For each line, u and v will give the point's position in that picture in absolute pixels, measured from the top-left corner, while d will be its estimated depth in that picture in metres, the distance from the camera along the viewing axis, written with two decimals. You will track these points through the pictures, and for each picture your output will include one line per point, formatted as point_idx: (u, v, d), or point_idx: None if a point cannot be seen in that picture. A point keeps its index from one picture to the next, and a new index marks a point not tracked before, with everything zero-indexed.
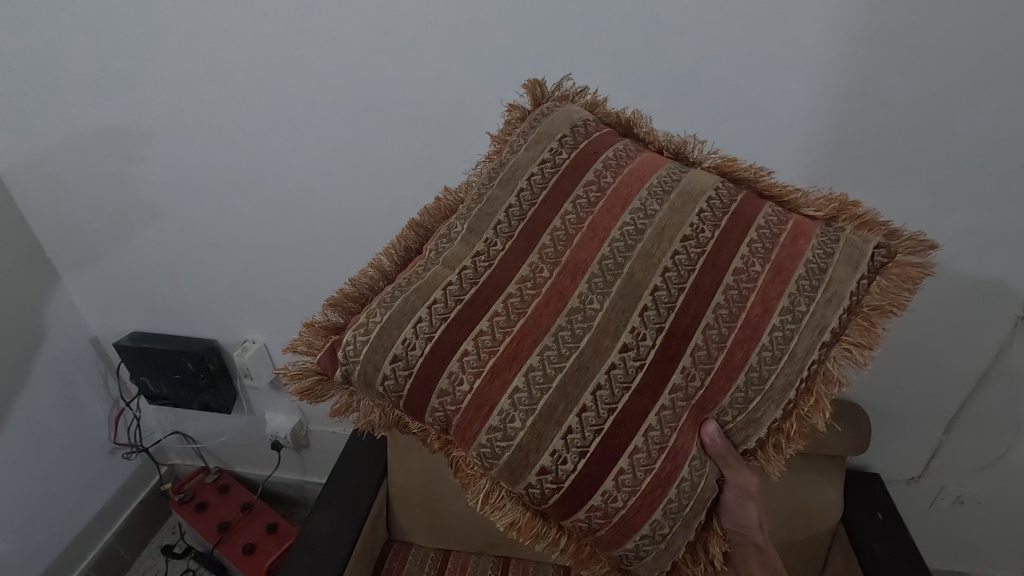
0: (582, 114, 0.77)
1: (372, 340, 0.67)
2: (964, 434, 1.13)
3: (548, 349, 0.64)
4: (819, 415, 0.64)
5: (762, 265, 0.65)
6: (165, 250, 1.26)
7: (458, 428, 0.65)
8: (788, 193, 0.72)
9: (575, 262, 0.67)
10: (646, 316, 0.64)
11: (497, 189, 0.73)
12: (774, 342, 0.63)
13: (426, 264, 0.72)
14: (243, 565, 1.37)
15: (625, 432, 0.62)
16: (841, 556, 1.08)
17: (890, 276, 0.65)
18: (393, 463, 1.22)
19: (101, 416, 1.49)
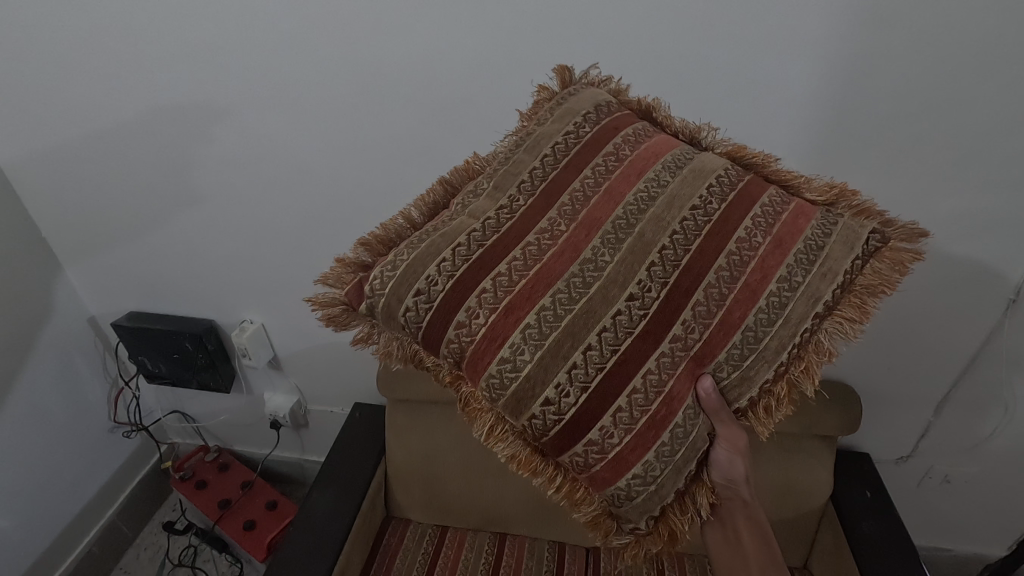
0: (604, 96, 0.77)
1: (397, 275, 0.68)
2: (954, 413, 1.15)
3: (559, 293, 0.65)
4: (808, 381, 0.65)
5: (764, 237, 0.65)
6: (163, 232, 1.25)
7: (469, 351, 0.66)
8: (792, 177, 0.72)
9: (591, 220, 0.67)
10: (652, 271, 0.65)
11: (522, 154, 0.73)
12: (771, 306, 0.64)
13: (452, 215, 0.72)
14: (243, 542, 1.40)
15: (626, 372, 0.64)
16: (830, 532, 1.11)
17: (879, 260, 0.65)
18: (390, 441, 1.23)
19: (100, 395, 1.50)
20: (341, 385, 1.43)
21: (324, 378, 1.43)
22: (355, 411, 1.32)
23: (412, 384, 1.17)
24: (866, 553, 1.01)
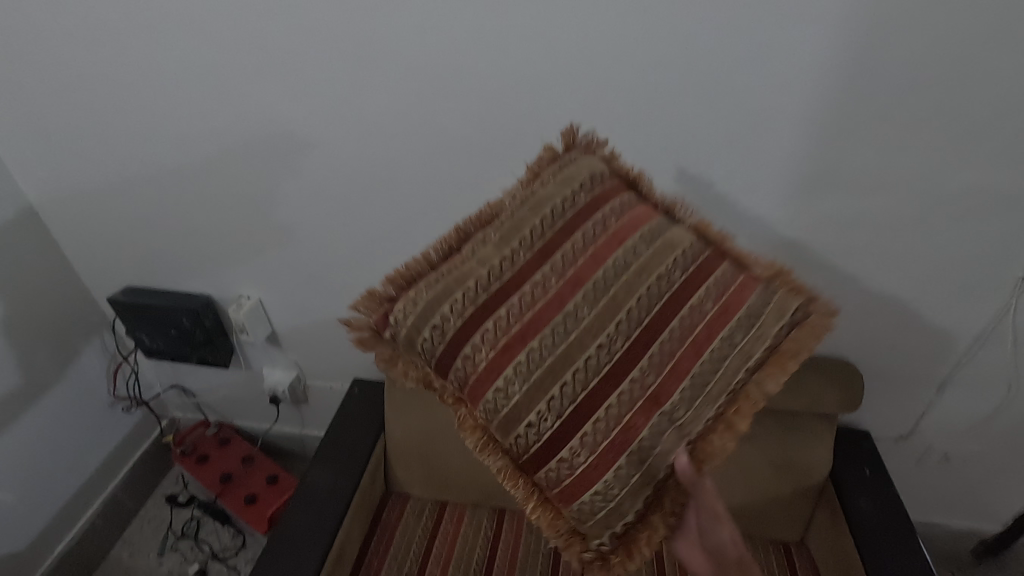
0: (601, 166, 0.79)
1: (415, 312, 0.70)
2: (957, 393, 1.14)
3: (547, 338, 0.66)
4: (741, 423, 0.64)
5: (711, 305, 0.67)
6: (156, 206, 1.23)
7: (467, 377, 0.67)
8: (739, 254, 0.73)
9: (580, 275, 0.69)
10: (620, 322, 0.66)
11: (525, 212, 0.74)
12: (714, 358, 0.65)
13: (462, 260, 0.73)
14: (245, 515, 1.42)
15: (597, 405, 0.64)
16: (828, 510, 1.11)
17: (803, 333, 0.67)
18: (389, 418, 1.22)
19: (97, 370, 1.49)
20: (340, 360, 1.42)
21: (323, 353, 1.42)
22: (355, 387, 1.32)
23: None
24: (862, 531, 1.01)
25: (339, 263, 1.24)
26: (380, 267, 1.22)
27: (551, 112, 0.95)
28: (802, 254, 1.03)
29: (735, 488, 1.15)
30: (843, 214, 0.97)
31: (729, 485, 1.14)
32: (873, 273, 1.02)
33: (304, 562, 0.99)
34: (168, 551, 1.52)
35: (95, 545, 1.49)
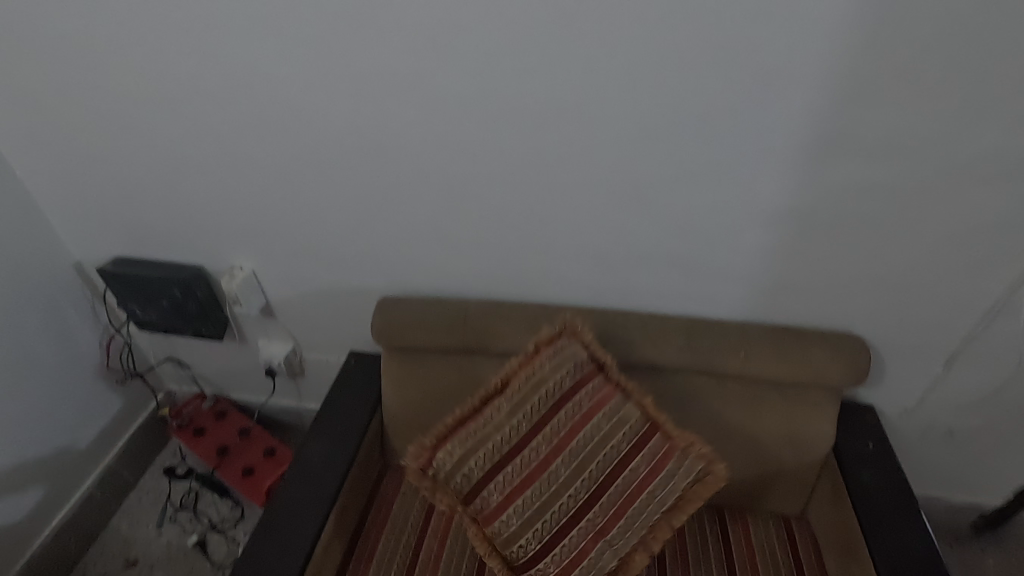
0: (581, 356, 1.06)
1: (449, 462, 1.00)
2: (966, 366, 1.12)
3: (538, 488, 0.97)
4: (657, 540, 0.96)
5: (643, 462, 0.99)
6: (144, 172, 1.19)
7: (485, 508, 0.98)
8: (677, 435, 1.01)
9: (561, 445, 0.99)
10: (584, 468, 0.98)
11: (526, 386, 1.03)
12: (643, 484, 0.97)
13: (478, 428, 1.02)
14: (243, 487, 1.42)
15: (567, 531, 0.96)
16: (829, 484, 1.09)
17: (701, 487, 0.98)
18: (386, 390, 1.20)
19: (90, 341, 1.47)
20: (335, 331, 1.40)
21: (318, 325, 1.39)
22: (351, 360, 1.30)
23: (407, 333, 1.14)
24: (865, 505, 1.00)
25: (332, 232, 1.20)
26: (375, 235, 1.19)
27: (554, 74, 0.93)
28: (813, 220, 1.00)
29: (736, 463, 1.13)
30: (856, 180, 0.95)
31: (730, 460, 1.13)
32: (885, 243, 1.00)
33: (300, 534, 0.98)
34: (167, 523, 1.52)
35: (93, 517, 1.49)
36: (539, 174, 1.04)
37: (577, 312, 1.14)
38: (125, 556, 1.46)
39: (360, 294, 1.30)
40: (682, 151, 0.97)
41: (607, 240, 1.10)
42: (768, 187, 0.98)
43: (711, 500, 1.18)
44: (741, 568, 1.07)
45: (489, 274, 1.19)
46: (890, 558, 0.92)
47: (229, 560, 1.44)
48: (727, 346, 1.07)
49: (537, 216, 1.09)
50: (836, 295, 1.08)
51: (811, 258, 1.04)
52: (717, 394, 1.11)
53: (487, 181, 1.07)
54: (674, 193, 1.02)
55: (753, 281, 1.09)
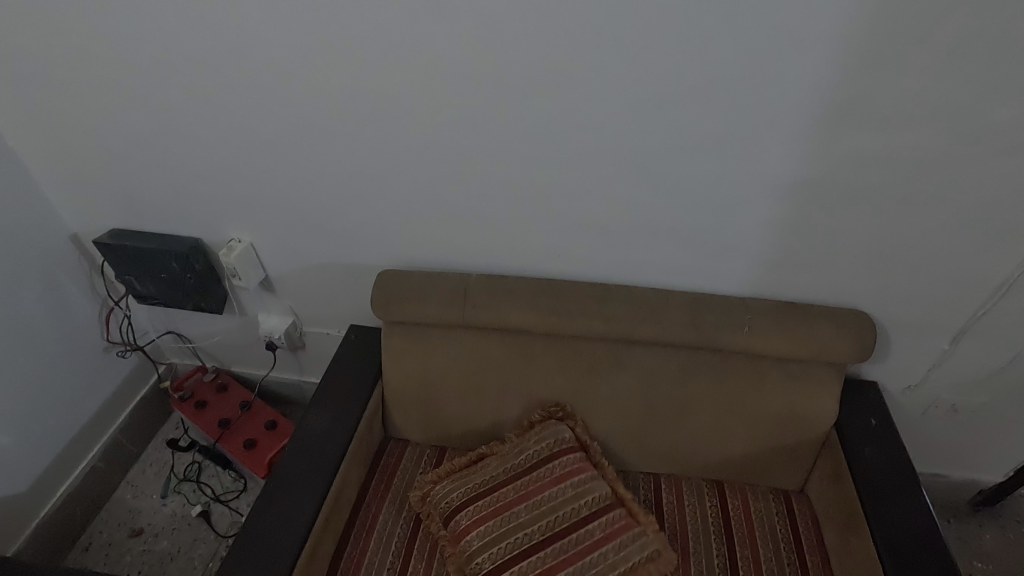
0: (565, 430, 1.14)
1: (442, 495, 1.10)
2: (973, 343, 1.11)
3: (513, 527, 1.03)
4: None
5: (606, 536, 1.03)
6: (138, 141, 1.17)
7: (457, 529, 1.05)
8: (641, 518, 1.07)
9: (537, 499, 1.06)
10: (553, 522, 1.03)
11: (515, 451, 1.14)
12: (598, 568, 1.00)
13: (466, 480, 1.12)
14: (244, 460, 1.43)
15: (530, 573, 0.98)
16: (830, 460, 1.09)
17: (650, 549, 1.03)
18: (386, 363, 1.19)
19: (89, 314, 1.46)
20: (335, 304, 1.38)
21: (318, 298, 1.38)
22: (351, 333, 1.29)
23: (408, 306, 1.13)
24: (864, 481, 1.00)
25: (331, 203, 1.18)
26: (375, 207, 1.16)
27: (557, 39, 0.89)
28: (824, 192, 0.97)
29: (736, 438, 1.13)
30: (870, 150, 0.92)
31: (731, 435, 1.13)
32: (897, 217, 0.98)
33: (302, 506, 0.99)
34: (171, 493, 1.54)
35: (98, 487, 1.50)
36: (542, 144, 1.01)
37: (579, 286, 1.13)
38: (131, 526, 1.48)
39: (360, 267, 1.28)
40: (689, 121, 0.94)
41: (611, 212, 1.07)
42: (778, 158, 0.95)
43: (710, 475, 1.18)
44: (739, 542, 1.08)
45: (490, 247, 1.17)
46: (889, 533, 0.93)
47: (232, 530, 1.46)
48: (731, 320, 1.05)
49: (540, 188, 1.07)
50: (845, 270, 1.05)
51: (819, 231, 1.02)
52: (719, 369, 1.10)
53: (488, 151, 1.04)
54: (682, 163, 0.99)
55: (759, 255, 1.07)
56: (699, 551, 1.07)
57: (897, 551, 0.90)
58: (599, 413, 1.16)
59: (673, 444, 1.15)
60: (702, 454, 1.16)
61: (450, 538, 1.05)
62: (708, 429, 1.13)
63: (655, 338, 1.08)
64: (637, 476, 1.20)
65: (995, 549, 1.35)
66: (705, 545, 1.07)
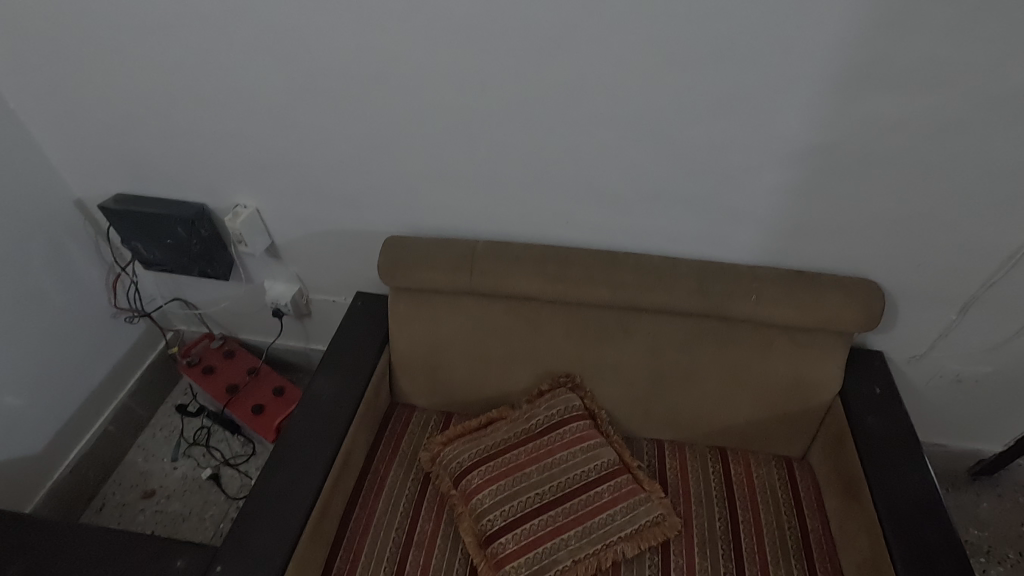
0: (574, 398, 1.16)
1: (452, 455, 1.13)
2: (980, 312, 1.11)
3: (523, 488, 1.05)
4: (615, 554, 1.01)
5: (613, 497, 1.06)
6: (140, 102, 1.15)
7: (468, 488, 1.07)
8: (647, 484, 1.10)
9: (546, 462, 1.09)
10: (561, 485, 1.06)
11: (524, 415, 1.16)
12: (606, 528, 1.03)
13: (476, 441, 1.14)
14: (253, 424, 1.45)
15: (540, 530, 1.01)
16: (833, 427, 1.10)
17: (657, 511, 1.05)
18: (393, 330, 1.20)
19: (96, 280, 1.47)
20: (341, 270, 1.38)
21: (324, 264, 1.38)
22: (358, 300, 1.29)
23: (415, 273, 1.13)
24: (867, 447, 1.01)
25: (337, 167, 1.17)
26: (381, 172, 1.15)
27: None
28: (838, 158, 0.96)
29: (741, 405, 1.14)
30: (887, 113, 0.90)
31: (735, 402, 1.14)
32: (912, 183, 0.96)
33: (312, 468, 1.00)
34: (181, 457, 1.57)
35: (109, 450, 1.53)
36: (552, 107, 1.00)
37: (587, 253, 1.12)
38: (143, 488, 1.51)
39: (366, 233, 1.28)
40: (702, 82, 0.92)
41: (619, 177, 1.06)
42: (793, 122, 0.93)
43: (714, 442, 1.20)
44: (741, 506, 1.10)
45: (497, 214, 1.17)
46: (888, 495, 0.95)
47: (242, 492, 1.49)
48: (739, 288, 1.05)
49: (549, 152, 1.06)
50: (856, 237, 1.05)
51: (832, 198, 1.01)
52: (725, 338, 1.10)
53: (495, 114, 1.03)
54: (694, 126, 0.97)
55: (770, 222, 1.06)
56: (701, 514, 1.09)
57: (898, 515, 0.92)
58: (607, 382, 1.17)
59: (678, 412, 1.17)
60: (706, 421, 1.17)
61: (460, 496, 1.07)
62: (712, 396, 1.14)
63: (663, 306, 1.08)
64: (641, 442, 1.22)
65: (993, 517, 1.37)
66: (708, 508, 1.09)
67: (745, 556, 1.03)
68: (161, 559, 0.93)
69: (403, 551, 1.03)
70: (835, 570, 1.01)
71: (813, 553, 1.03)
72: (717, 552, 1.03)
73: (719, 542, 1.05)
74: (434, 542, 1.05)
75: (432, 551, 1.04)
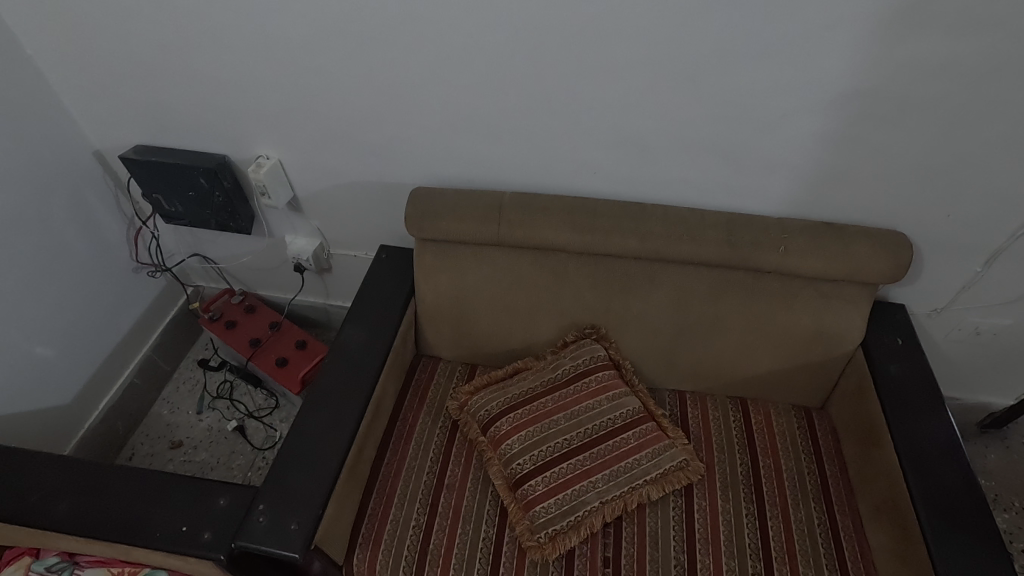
0: (599, 349, 1.17)
1: (480, 402, 1.15)
2: (1004, 264, 1.11)
3: (551, 434, 1.08)
4: (639, 497, 1.05)
5: (638, 443, 1.09)
6: (159, 47, 1.12)
7: (497, 434, 1.10)
8: (670, 432, 1.13)
9: (574, 409, 1.11)
10: (588, 430, 1.09)
11: (551, 364, 1.18)
12: (631, 472, 1.06)
13: (503, 389, 1.16)
14: (277, 377, 1.47)
15: (568, 473, 1.04)
16: (854, 377, 1.12)
17: (679, 458, 1.08)
18: (420, 281, 1.21)
19: (117, 234, 1.47)
20: (364, 224, 1.38)
21: (346, 218, 1.37)
22: (382, 253, 1.30)
23: (442, 224, 1.13)
24: (889, 395, 1.03)
25: (362, 115, 1.15)
26: (407, 122, 1.14)
27: None
28: (877, 103, 0.95)
29: (763, 355, 1.16)
30: (931, 56, 0.88)
31: (758, 353, 1.15)
32: (949, 130, 0.96)
33: (347, 413, 1.03)
34: (206, 410, 1.60)
35: (135, 402, 1.56)
36: (586, 52, 0.98)
37: (615, 205, 1.12)
38: (170, 439, 1.54)
39: (390, 185, 1.27)
40: (741, 23, 0.90)
41: (651, 125, 1.05)
42: (833, 65, 0.92)
43: (734, 392, 1.22)
44: (762, 452, 1.13)
45: (524, 164, 1.16)
46: (909, 438, 0.97)
47: (268, 443, 1.53)
48: (768, 239, 1.05)
49: (580, 100, 1.04)
50: (887, 187, 1.04)
51: (864, 146, 1.00)
52: (751, 289, 1.11)
53: (525, 59, 1.01)
54: (730, 72, 0.96)
55: (801, 171, 1.06)
56: (723, 460, 1.12)
57: (919, 459, 0.95)
58: (631, 333, 1.19)
59: (701, 362, 1.19)
60: (728, 370, 1.19)
61: (490, 442, 1.10)
62: (736, 347, 1.15)
63: (689, 258, 1.08)
64: (662, 392, 1.24)
65: (1000, 467, 1.41)
66: (730, 454, 1.12)
67: (766, 499, 1.06)
68: (204, 497, 0.96)
69: (435, 493, 1.07)
70: (853, 512, 1.05)
71: (832, 496, 1.07)
72: (739, 495, 1.07)
73: (740, 485, 1.08)
74: (464, 484, 1.08)
75: (462, 493, 1.07)
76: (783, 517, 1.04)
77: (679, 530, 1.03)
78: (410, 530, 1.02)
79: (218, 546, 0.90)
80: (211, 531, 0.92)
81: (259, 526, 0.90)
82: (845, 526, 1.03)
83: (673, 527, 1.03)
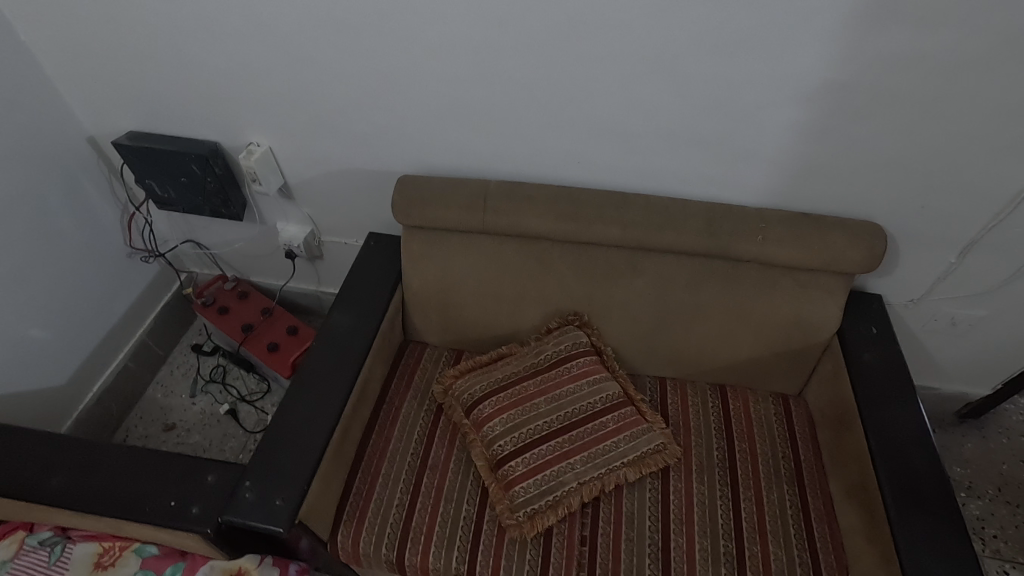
0: (582, 335, 1.20)
1: (464, 385, 1.18)
2: (979, 256, 1.14)
3: (533, 417, 1.11)
4: (615, 479, 1.07)
5: (616, 426, 1.11)
6: (151, 34, 1.14)
7: (480, 417, 1.13)
8: (649, 416, 1.15)
9: (554, 393, 1.14)
10: (569, 414, 1.12)
11: (534, 350, 1.21)
12: (609, 454, 1.09)
13: (487, 373, 1.19)
14: (268, 361, 1.50)
15: (548, 455, 1.07)
16: (830, 365, 1.15)
17: (656, 442, 1.11)
18: (408, 268, 1.23)
19: (111, 218, 1.49)
20: (354, 211, 1.40)
21: (337, 205, 1.40)
22: (371, 240, 1.32)
23: (430, 212, 1.15)
24: (861, 383, 1.06)
25: (352, 105, 1.17)
26: (396, 111, 1.16)
27: None
28: (851, 96, 0.97)
29: (743, 343, 1.18)
30: (905, 51, 0.90)
31: (737, 341, 1.18)
32: (923, 123, 0.98)
33: (332, 395, 1.05)
34: (199, 393, 1.63)
35: (129, 385, 1.58)
36: (569, 45, 1.00)
37: (598, 194, 1.14)
38: (164, 421, 1.57)
39: (379, 173, 1.29)
40: (720, 16, 0.92)
41: (634, 117, 1.07)
42: (810, 58, 0.94)
43: (714, 379, 1.25)
44: (738, 436, 1.16)
45: (510, 153, 1.18)
46: (878, 424, 1.00)
47: (259, 426, 1.56)
48: (746, 230, 1.08)
49: (564, 92, 1.06)
50: (863, 179, 1.07)
51: (841, 138, 1.02)
52: (731, 279, 1.13)
53: (510, 50, 1.02)
54: (710, 64, 0.97)
55: (779, 162, 1.08)
56: (700, 444, 1.15)
57: (888, 444, 0.98)
58: (613, 320, 1.21)
59: (682, 349, 1.21)
60: (708, 357, 1.22)
61: (473, 425, 1.13)
62: (715, 335, 1.18)
63: (669, 247, 1.11)
64: (644, 378, 1.27)
65: (976, 455, 1.44)
66: (707, 438, 1.15)
67: (739, 481, 1.09)
68: (192, 474, 0.99)
69: (418, 473, 1.10)
70: (824, 495, 1.08)
71: (805, 479, 1.10)
72: (713, 478, 1.10)
73: (715, 468, 1.11)
74: (447, 465, 1.11)
75: (445, 472, 1.10)
76: (756, 499, 1.07)
77: (655, 511, 1.06)
78: (394, 508, 1.05)
79: (206, 520, 0.94)
80: (199, 507, 0.95)
81: (245, 502, 0.93)
82: (816, 508, 1.06)
83: (649, 508, 1.06)
